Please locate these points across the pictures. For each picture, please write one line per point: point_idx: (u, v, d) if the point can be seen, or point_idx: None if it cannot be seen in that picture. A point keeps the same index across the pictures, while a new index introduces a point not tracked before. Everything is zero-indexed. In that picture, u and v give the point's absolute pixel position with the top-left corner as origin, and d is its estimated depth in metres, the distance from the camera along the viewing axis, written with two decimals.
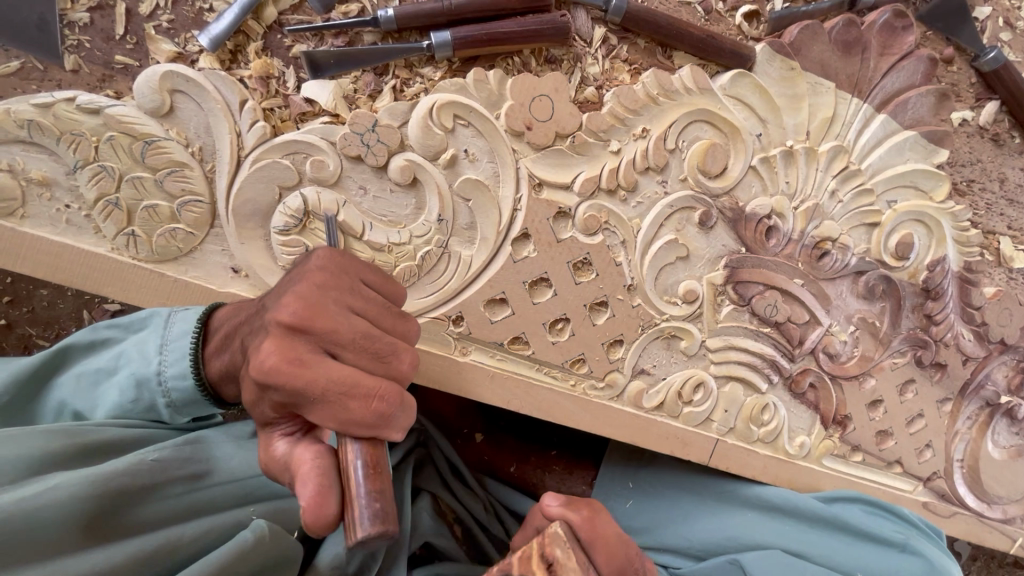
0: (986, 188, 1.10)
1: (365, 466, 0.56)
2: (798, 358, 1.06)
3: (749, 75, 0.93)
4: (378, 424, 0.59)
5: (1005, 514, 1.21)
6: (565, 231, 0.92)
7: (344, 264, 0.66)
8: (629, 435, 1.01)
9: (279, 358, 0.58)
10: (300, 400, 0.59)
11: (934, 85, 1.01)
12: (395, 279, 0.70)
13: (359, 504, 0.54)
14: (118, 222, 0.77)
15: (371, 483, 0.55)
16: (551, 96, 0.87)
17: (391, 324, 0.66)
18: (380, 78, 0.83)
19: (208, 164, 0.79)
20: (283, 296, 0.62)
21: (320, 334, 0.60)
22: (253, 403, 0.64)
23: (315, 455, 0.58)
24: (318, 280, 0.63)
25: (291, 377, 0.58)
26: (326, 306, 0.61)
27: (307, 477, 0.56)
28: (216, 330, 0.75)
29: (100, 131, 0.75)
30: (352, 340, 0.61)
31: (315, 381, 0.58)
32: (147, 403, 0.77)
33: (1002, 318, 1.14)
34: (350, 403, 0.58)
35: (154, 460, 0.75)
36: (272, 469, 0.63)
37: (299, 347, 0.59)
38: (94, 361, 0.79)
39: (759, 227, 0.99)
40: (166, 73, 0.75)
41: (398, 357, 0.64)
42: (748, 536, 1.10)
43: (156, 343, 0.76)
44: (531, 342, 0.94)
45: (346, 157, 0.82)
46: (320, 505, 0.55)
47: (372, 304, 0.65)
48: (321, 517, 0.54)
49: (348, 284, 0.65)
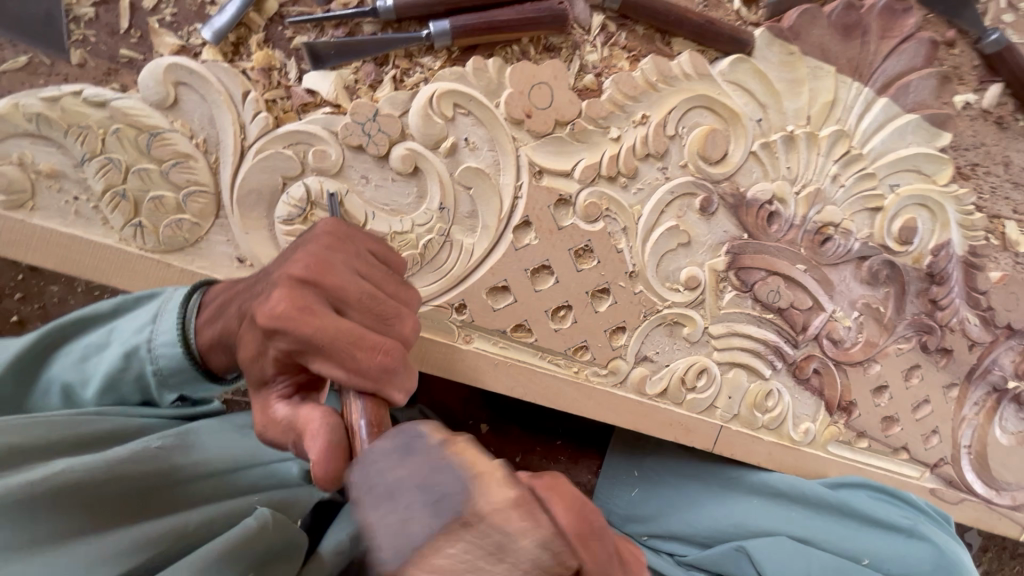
0: (991, 171, 1.09)
1: (369, 423, 0.52)
2: (802, 344, 1.06)
3: (748, 60, 0.94)
4: (383, 379, 0.56)
5: (1015, 501, 1.20)
6: (565, 218, 0.92)
7: (351, 230, 0.66)
8: (633, 422, 1.01)
9: (287, 305, 0.57)
10: (305, 348, 0.57)
11: (936, 68, 1.01)
12: (399, 250, 0.69)
13: (360, 458, 0.50)
14: (125, 213, 0.79)
15: (373, 440, 0.50)
16: (550, 84, 0.87)
17: (397, 288, 0.65)
18: (380, 68, 0.84)
19: (213, 155, 0.80)
20: (293, 254, 0.62)
21: (328, 286, 0.59)
22: (254, 360, 0.63)
23: (322, 415, 0.56)
24: (326, 241, 0.63)
25: (297, 324, 0.57)
26: (335, 263, 0.61)
27: (315, 433, 0.54)
28: (210, 302, 0.75)
29: (107, 124, 0.76)
30: (359, 298, 0.60)
31: (321, 330, 0.57)
32: (138, 373, 0.78)
33: (1008, 302, 1.13)
34: (355, 353, 0.56)
35: (159, 446, 0.78)
36: (270, 431, 0.62)
37: (307, 297, 0.59)
38: (86, 338, 0.79)
39: (760, 213, 0.99)
40: (169, 65, 0.77)
41: (402, 321, 0.62)
42: (753, 522, 1.10)
43: (149, 315, 0.76)
44: (533, 330, 0.94)
45: (347, 147, 0.83)
46: (326, 458, 0.52)
47: (378, 269, 0.65)
48: (327, 471, 0.52)
49: (355, 247, 0.64)
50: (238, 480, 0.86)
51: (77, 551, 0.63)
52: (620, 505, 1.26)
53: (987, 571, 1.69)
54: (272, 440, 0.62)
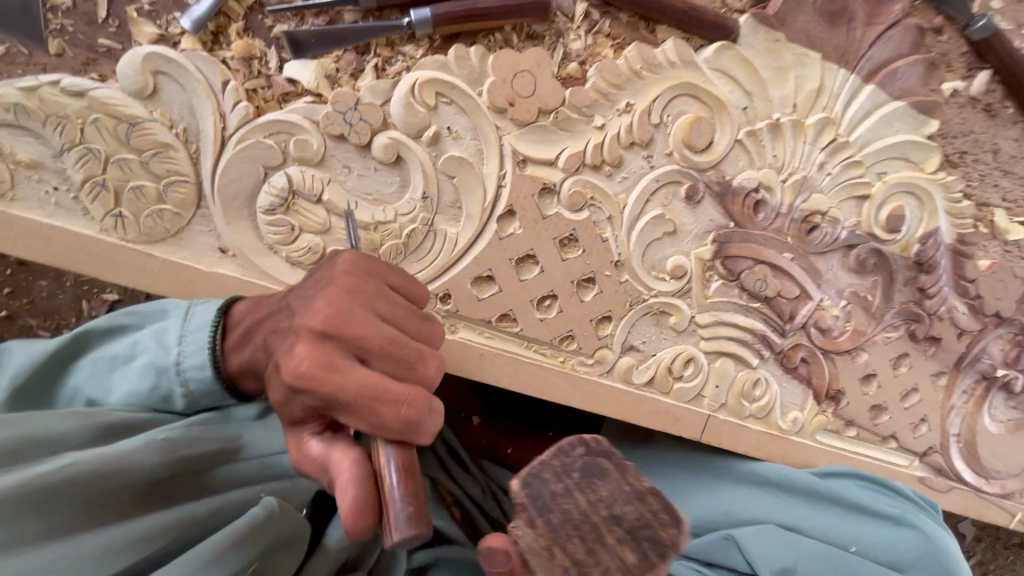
0: (979, 159, 1.09)
1: (398, 470, 0.57)
2: (789, 333, 1.06)
3: (733, 47, 0.93)
4: (408, 429, 0.58)
5: (1004, 489, 1.20)
6: (550, 207, 0.92)
7: (369, 265, 0.67)
8: (620, 411, 1.01)
9: (312, 363, 0.59)
10: (332, 404, 0.59)
11: (923, 55, 1.00)
12: (416, 281, 0.70)
13: (395, 507, 0.55)
14: (105, 204, 0.79)
15: (405, 488, 0.56)
16: (533, 72, 0.87)
17: (418, 327, 0.66)
18: (361, 57, 0.83)
19: (193, 145, 0.80)
20: (312, 303, 0.62)
21: (349, 339, 0.60)
22: (281, 405, 0.64)
23: (351, 462, 0.59)
24: (345, 287, 0.63)
25: (322, 382, 0.58)
26: (354, 312, 0.61)
27: (346, 481, 0.57)
28: (236, 324, 0.75)
29: (85, 114, 0.76)
30: (380, 346, 0.61)
31: (347, 387, 0.58)
32: (166, 393, 0.78)
33: (997, 290, 1.13)
34: (380, 409, 0.58)
35: (162, 441, 0.74)
36: (305, 469, 0.64)
37: (328, 354, 0.59)
38: (110, 347, 0.79)
39: (746, 201, 0.99)
40: (148, 54, 0.76)
41: (424, 362, 0.64)
42: (742, 511, 1.10)
43: (174, 334, 0.76)
44: (519, 319, 0.94)
45: (329, 136, 0.83)
46: (360, 508, 0.56)
47: (398, 307, 0.65)
48: (360, 520, 0.57)
49: (374, 289, 0.65)
50: (246, 468, 0.83)
51: (71, 547, 0.63)
52: None
53: (980, 560, 1.69)
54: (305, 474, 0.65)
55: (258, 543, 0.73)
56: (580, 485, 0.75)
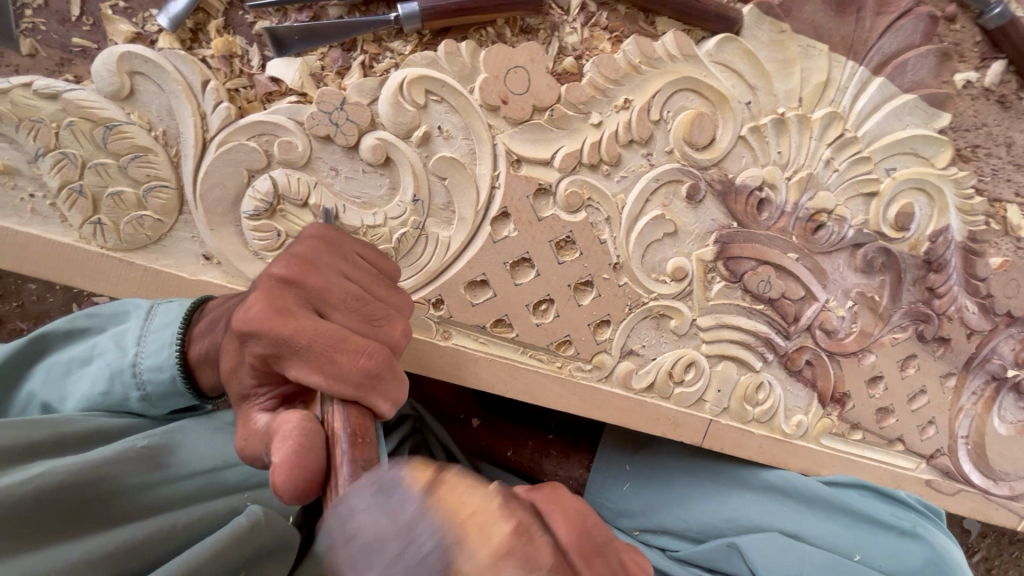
0: (992, 153, 1.04)
1: (352, 433, 0.49)
2: (794, 335, 1.03)
3: (736, 39, 0.89)
4: (364, 382, 0.54)
5: (1013, 491, 1.17)
6: (546, 209, 0.89)
7: (334, 235, 0.67)
8: (618, 417, 0.98)
9: (266, 306, 0.57)
10: (281, 349, 0.56)
11: (935, 45, 0.96)
12: (388, 258, 0.70)
13: (340, 469, 0.45)
14: (83, 211, 0.76)
15: (356, 452, 0.47)
16: (527, 67, 0.83)
17: (385, 296, 0.66)
18: (348, 54, 0.79)
19: (173, 149, 0.77)
20: (280, 259, 0.63)
21: (310, 289, 0.59)
22: (235, 370, 0.62)
23: (299, 417, 0.51)
24: (309, 246, 0.64)
25: (275, 325, 0.56)
26: (319, 267, 0.62)
27: (285, 435, 0.49)
28: (205, 316, 0.73)
29: (60, 117, 0.73)
30: (341, 300, 0.61)
31: (300, 331, 0.56)
32: (121, 397, 0.75)
33: (1008, 289, 1.09)
34: (334, 354, 0.55)
35: (144, 447, 0.74)
36: (248, 446, 0.58)
37: (285, 301, 0.58)
38: (69, 349, 0.76)
39: (749, 200, 0.96)
40: (123, 54, 0.73)
41: (389, 323, 0.63)
42: (747, 519, 1.10)
43: (133, 335, 0.73)
44: (514, 324, 0.91)
45: (315, 137, 0.80)
46: (298, 466, 0.48)
47: (364, 273, 0.65)
48: (298, 483, 0.48)
49: (341, 252, 0.66)
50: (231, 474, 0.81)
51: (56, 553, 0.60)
52: (611, 499, 1.24)
53: (986, 558, 1.67)
54: (251, 453, 0.58)
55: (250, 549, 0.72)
56: None
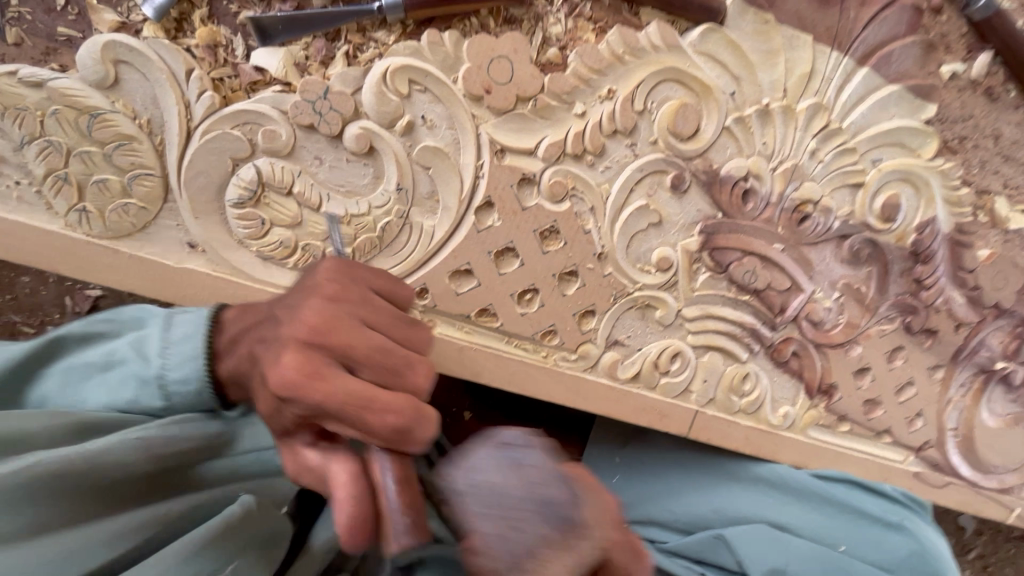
0: (980, 144, 1.04)
1: (396, 482, 0.53)
2: (780, 326, 1.03)
3: (719, 29, 0.89)
4: (397, 439, 0.54)
5: (1002, 484, 1.17)
6: (530, 198, 0.89)
7: (354, 273, 0.63)
8: (602, 407, 0.99)
9: (296, 371, 0.54)
10: (317, 412, 0.55)
11: (920, 36, 0.96)
12: (405, 284, 0.66)
13: (392, 521, 0.51)
14: (69, 198, 0.77)
15: (401, 500, 0.52)
16: (510, 57, 0.83)
17: (408, 332, 0.62)
18: (332, 44, 0.80)
19: (157, 137, 0.78)
20: (298, 310, 0.59)
21: (336, 346, 0.56)
22: (272, 414, 0.61)
23: (345, 470, 0.56)
24: (330, 292, 0.60)
25: (308, 390, 0.54)
26: (341, 318, 0.58)
27: (339, 493, 0.54)
28: (225, 328, 0.72)
29: (45, 105, 0.74)
30: (367, 353, 0.57)
31: (331, 396, 0.54)
32: (146, 405, 0.75)
33: (997, 281, 1.09)
34: (367, 419, 0.54)
35: (137, 440, 0.69)
36: (304, 477, 0.61)
37: (314, 362, 0.55)
38: (90, 351, 0.76)
39: (734, 191, 0.96)
40: (107, 43, 0.73)
41: (415, 368, 0.59)
42: (734, 510, 1.09)
43: (155, 345, 0.73)
44: (499, 314, 0.92)
45: (299, 127, 0.80)
46: (359, 523, 0.54)
47: (387, 314, 0.61)
48: (358, 529, 0.54)
49: (361, 294, 0.61)
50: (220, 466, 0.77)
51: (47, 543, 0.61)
52: None
53: (981, 554, 1.66)
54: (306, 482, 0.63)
55: (226, 548, 0.69)
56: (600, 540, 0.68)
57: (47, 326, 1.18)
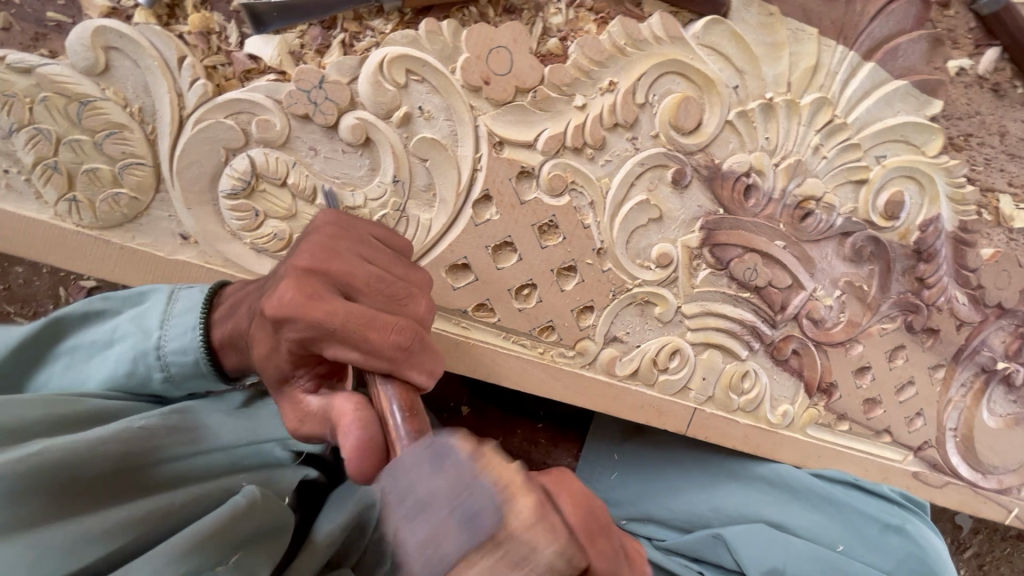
0: (986, 142, 1.03)
1: (402, 408, 0.48)
2: (781, 324, 1.02)
3: (723, 21, 0.88)
4: (400, 357, 0.52)
5: (1001, 484, 1.17)
6: (528, 192, 0.88)
7: (351, 218, 0.64)
8: (603, 405, 0.97)
9: (296, 293, 0.53)
10: (319, 334, 0.53)
11: (927, 30, 0.94)
12: (401, 234, 0.66)
13: (400, 443, 0.46)
14: (59, 187, 0.75)
15: (410, 423, 0.46)
16: (509, 48, 0.82)
17: (405, 271, 0.61)
18: (328, 32, 0.78)
19: (150, 126, 0.76)
20: (298, 248, 0.59)
21: (336, 272, 0.56)
22: (271, 355, 0.58)
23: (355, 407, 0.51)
24: (329, 231, 0.60)
25: (307, 312, 0.53)
26: (341, 252, 0.58)
27: (347, 427, 0.49)
28: (225, 300, 0.74)
29: (34, 92, 0.72)
30: (367, 282, 0.57)
31: (333, 315, 0.53)
32: (144, 380, 0.73)
33: (999, 280, 1.08)
34: (368, 334, 0.52)
35: (139, 428, 0.68)
36: (304, 426, 0.58)
37: (314, 285, 0.54)
38: (86, 335, 0.74)
39: (736, 186, 0.94)
40: (98, 28, 0.72)
41: (415, 300, 0.59)
42: (732, 508, 1.09)
43: (156, 318, 0.73)
44: (496, 309, 0.91)
45: (293, 116, 0.79)
46: (364, 455, 0.48)
47: (384, 253, 0.61)
48: (366, 464, 0.48)
49: (359, 235, 0.62)
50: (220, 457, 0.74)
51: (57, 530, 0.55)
52: (599, 488, 1.24)
53: (977, 553, 1.66)
54: (306, 436, 0.59)
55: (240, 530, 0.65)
56: None
57: (39, 318, 1.16)
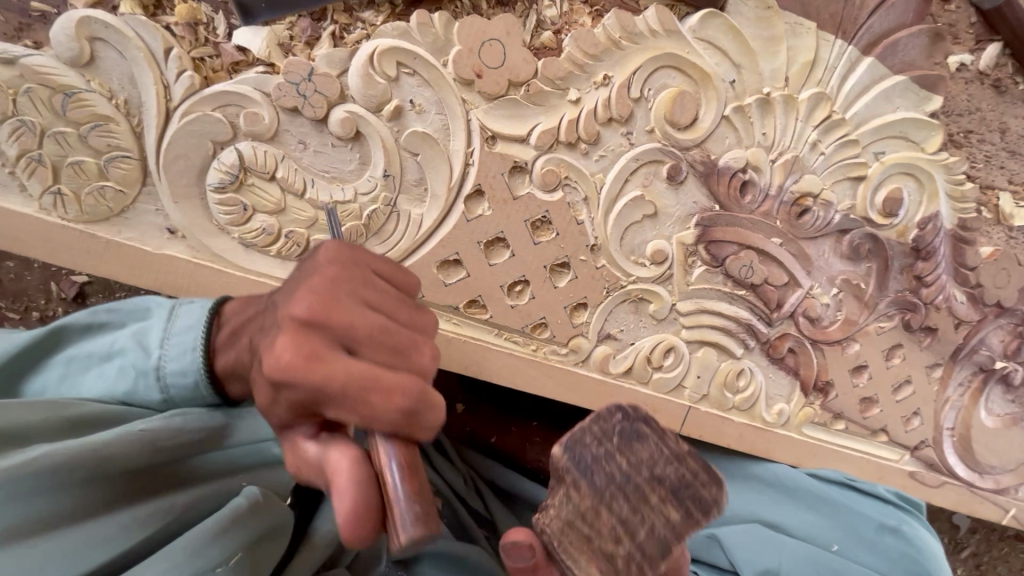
0: (986, 139, 1.01)
1: (402, 467, 0.46)
2: (776, 322, 1.01)
3: (720, 15, 0.86)
4: (406, 424, 0.47)
5: (998, 484, 1.16)
6: (521, 187, 0.87)
7: (351, 254, 0.53)
8: (596, 402, 0.97)
9: (295, 353, 0.46)
10: (318, 398, 0.47)
11: (928, 25, 0.93)
12: (408, 268, 0.58)
13: (397, 506, 0.43)
14: (43, 180, 0.74)
15: (410, 485, 0.44)
16: (502, 41, 0.80)
17: (414, 313, 0.55)
18: (318, 23, 0.77)
19: (135, 118, 0.75)
20: (295, 288, 0.50)
21: (336, 326, 0.48)
22: (263, 407, 0.52)
23: (348, 462, 0.45)
24: (327, 273, 0.51)
25: (308, 375, 0.46)
26: (344, 298, 0.50)
27: (339, 487, 0.44)
28: (227, 322, 0.69)
29: (17, 84, 0.71)
30: (371, 334, 0.49)
31: (336, 379, 0.46)
32: (141, 396, 0.71)
33: (999, 279, 1.07)
34: (371, 399, 0.46)
35: (143, 430, 0.64)
36: (303, 477, 0.50)
37: (314, 342, 0.47)
38: (89, 343, 0.73)
39: (732, 182, 0.93)
40: (82, 18, 0.70)
41: (421, 349, 0.52)
42: (727, 508, 1.08)
43: (157, 335, 0.71)
44: (488, 306, 0.90)
45: (282, 109, 0.77)
46: (358, 519, 0.44)
47: (393, 294, 0.54)
48: (359, 528, 0.44)
49: (359, 274, 0.52)
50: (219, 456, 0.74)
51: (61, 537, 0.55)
52: None
53: (975, 553, 1.66)
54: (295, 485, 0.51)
55: (244, 532, 0.66)
56: (620, 449, 0.64)
57: (30, 312, 1.15)
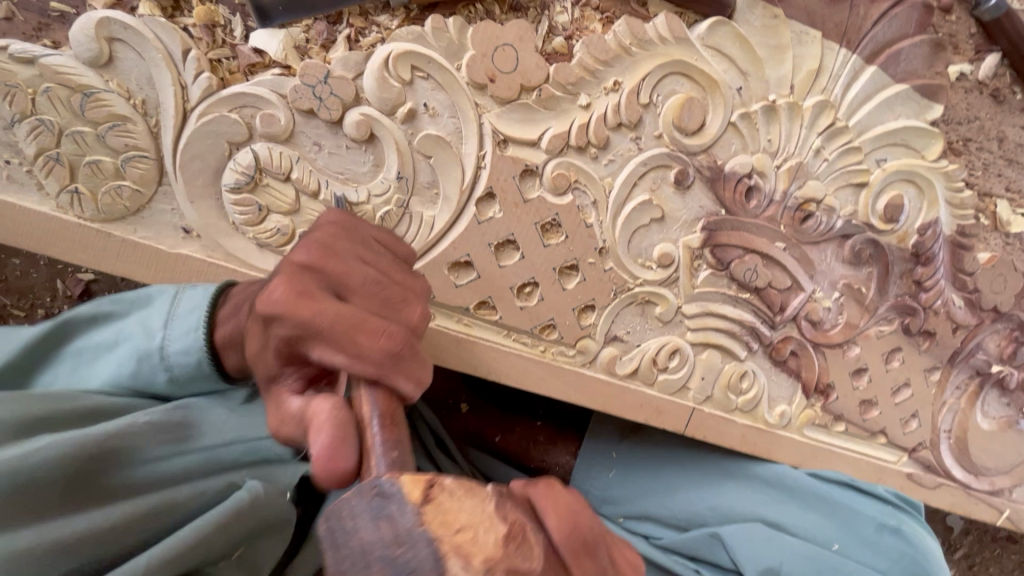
0: (985, 147, 1.04)
1: (381, 415, 0.46)
2: (780, 326, 1.03)
3: (728, 23, 0.88)
4: (387, 363, 0.50)
5: (994, 486, 1.18)
6: (532, 190, 0.88)
7: (355, 221, 0.62)
8: (602, 403, 0.98)
9: (288, 289, 0.53)
10: (305, 333, 0.52)
11: (929, 35, 0.95)
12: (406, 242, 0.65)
13: (373, 450, 0.43)
14: (60, 179, 0.75)
15: (386, 433, 0.44)
16: (515, 46, 0.82)
17: (406, 278, 0.59)
18: (333, 27, 0.78)
19: (153, 118, 0.76)
20: (299, 244, 0.58)
21: (331, 271, 0.55)
22: (260, 354, 0.57)
23: (332, 404, 0.48)
24: (331, 230, 0.60)
25: (296, 308, 0.52)
26: (339, 251, 0.57)
27: (321, 424, 0.47)
28: (232, 299, 0.70)
29: (37, 83, 0.71)
30: (362, 284, 0.55)
31: (321, 315, 0.51)
32: (147, 380, 0.72)
33: (995, 284, 1.09)
34: (355, 335, 0.50)
35: (145, 422, 0.66)
36: (283, 430, 0.53)
37: (308, 282, 0.54)
38: (95, 334, 0.74)
39: (738, 187, 0.95)
40: (102, 19, 0.71)
41: (410, 305, 0.56)
42: (730, 508, 1.10)
43: (160, 320, 0.71)
44: (498, 307, 0.91)
45: (298, 111, 0.78)
46: (332, 457, 0.45)
47: (387, 257, 0.60)
48: (333, 467, 0.45)
49: (361, 236, 0.60)
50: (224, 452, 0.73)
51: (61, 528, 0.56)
52: (597, 486, 1.26)
53: (968, 554, 1.68)
54: (282, 440, 0.54)
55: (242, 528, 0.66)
56: None
57: (36, 310, 1.15)
